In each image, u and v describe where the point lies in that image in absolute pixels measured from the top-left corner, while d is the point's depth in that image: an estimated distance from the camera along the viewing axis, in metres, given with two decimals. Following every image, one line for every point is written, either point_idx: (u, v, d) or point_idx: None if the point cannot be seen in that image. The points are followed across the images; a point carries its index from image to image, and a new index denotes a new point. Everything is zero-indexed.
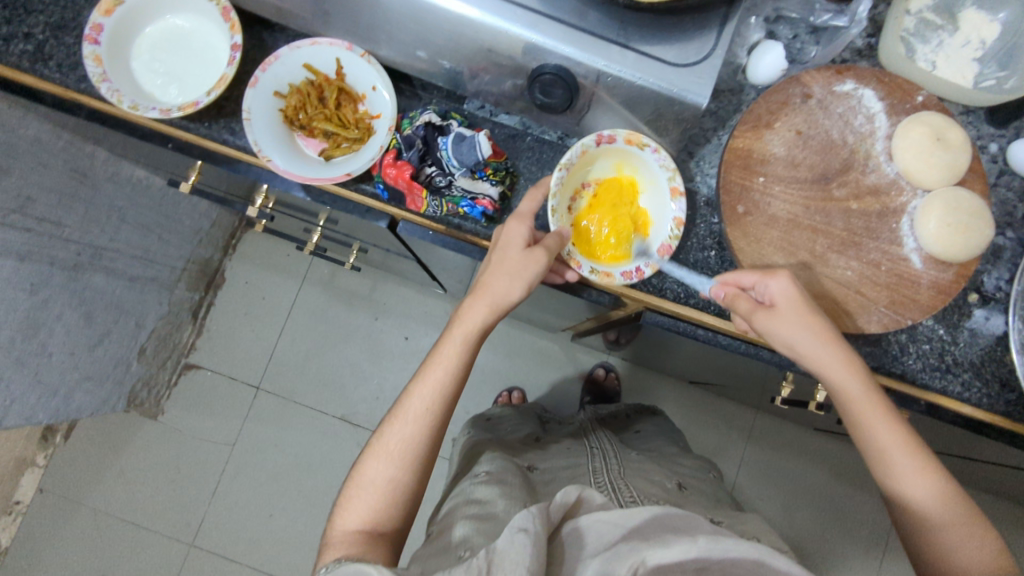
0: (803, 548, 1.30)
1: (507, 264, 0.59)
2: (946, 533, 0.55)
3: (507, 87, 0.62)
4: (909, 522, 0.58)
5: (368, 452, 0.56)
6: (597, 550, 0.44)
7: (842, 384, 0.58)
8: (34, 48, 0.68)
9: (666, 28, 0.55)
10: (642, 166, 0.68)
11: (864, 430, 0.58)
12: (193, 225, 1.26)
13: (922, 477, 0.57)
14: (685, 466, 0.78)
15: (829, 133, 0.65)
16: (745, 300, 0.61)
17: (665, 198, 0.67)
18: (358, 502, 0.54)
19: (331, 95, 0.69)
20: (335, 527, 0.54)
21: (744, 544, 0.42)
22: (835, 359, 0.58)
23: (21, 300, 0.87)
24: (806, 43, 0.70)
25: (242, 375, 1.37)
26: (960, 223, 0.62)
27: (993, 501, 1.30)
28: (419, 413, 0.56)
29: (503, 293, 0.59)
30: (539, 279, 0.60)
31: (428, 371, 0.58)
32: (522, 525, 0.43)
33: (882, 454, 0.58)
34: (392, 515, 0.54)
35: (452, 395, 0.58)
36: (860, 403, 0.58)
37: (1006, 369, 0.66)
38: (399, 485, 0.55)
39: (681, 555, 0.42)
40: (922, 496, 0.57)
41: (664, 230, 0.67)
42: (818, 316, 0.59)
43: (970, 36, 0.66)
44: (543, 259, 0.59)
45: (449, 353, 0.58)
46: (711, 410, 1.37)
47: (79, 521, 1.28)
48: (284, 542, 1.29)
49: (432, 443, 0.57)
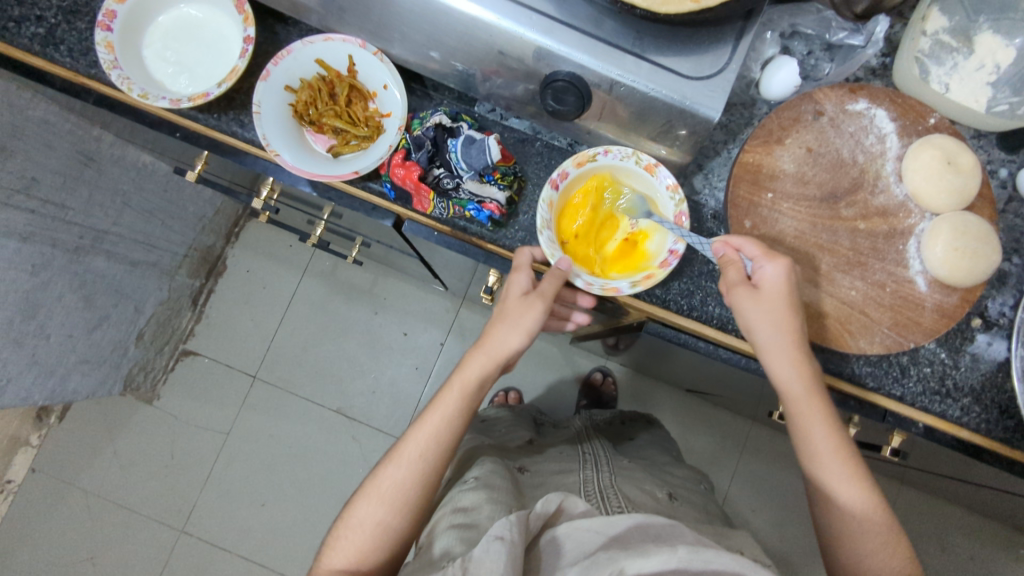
0: (792, 560, 1.31)
1: (509, 313, 0.59)
2: (862, 541, 0.57)
3: (519, 92, 0.62)
4: (830, 523, 0.59)
5: (361, 493, 0.56)
6: (576, 560, 0.44)
7: (791, 387, 0.58)
8: (45, 31, 0.68)
9: (681, 39, 0.55)
10: (612, 167, 0.66)
11: (803, 432, 0.59)
12: (196, 212, 1.26)
13: (850, 486, 0.58)
14: (677, 477, 0.78)
15: (840, 152, 0.65)
16: (738, 269, 0.60)
17: (648, 177, 0.66)
18: (347, 542, 0.55)
19: (342, 92, 0.68)
20: (323, 563, 0.55)
21: (725, 556, 0.41)
22: (789, 355, 0.58)
23: (21, 281, 0.87)
24: (820, 60, 0.69)
25: (240, 364, 1.36)
26: (967, 248, 0.61)
27: (982, 522, 1.30)
28: (411, 457, 0.56)
29: (501, 342, 0.58)
30: (539, 326, 0.59)
31: (425, 416, 0.58)
32: (499, 533, 0.44)
33: (815, 458, 0.59)
34: (378, 557, 0.55)
35: (447, 444, 0.57)
36: (807, 404, 0.58)
37: (1006, 396, 0.66)
38: (387, 528, 0.55)
39: (661, 565, 0.40)
40: (848, 502, 0.58)
41: (666, 203, 0.66)
42: (780, 312, 0.59)
43: (984, 60, 0.65)
44: (541, 305, 0.59)
45: (448, 403, 0.58)
46: (706, 418, 1.37)
47: (70, 502, 1.28)
48: (275, 533, 1.29)
49: (426, 491, 0.56)
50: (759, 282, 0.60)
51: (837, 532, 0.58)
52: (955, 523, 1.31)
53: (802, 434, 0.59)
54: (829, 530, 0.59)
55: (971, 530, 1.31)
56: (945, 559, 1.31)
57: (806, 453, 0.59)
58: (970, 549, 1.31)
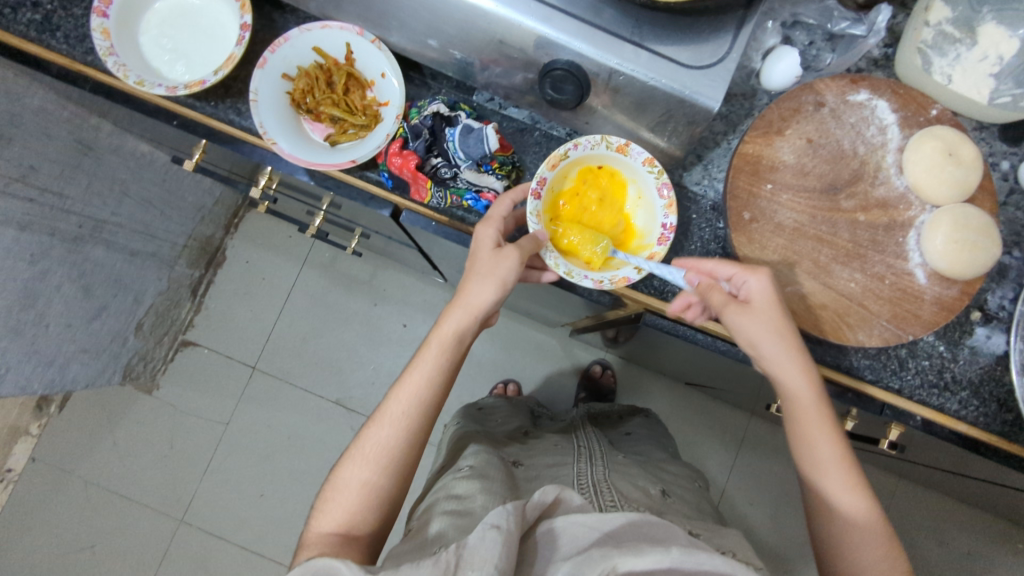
0: (788, 554, 1.31)
1: (479, 266, 0.59)
2: (865, 551, 0.57)
3: (518, 81, 0.62)
4: (830, 533, 0.59)
5: (347, 456, 0.56)
6: (570, 554, 0.44)
7: (801, 396, 0.59)
8: (41, 18, 0.68)
9: (681, 28, 0.54)
10: (586, 157, 0.65)
11: (807, 440, 0.59)
12: (195, 202, 1.25)
13: (849, 494, 0.58)
14: (672, 473, 0.78)
15: (840, 143, 0.65)
16: (720, 291, 0.60)
17: (623, 159, 0.65)
18: (335, 504, 0.54)
19: (339, 80, 0.68)
20: (311, 527, 0.54)
21: (718, 559, 0.41)
22: (795, 365, 0.59)
23: (20, 270, 0.87)
24: (821, 50, 0.68)
25: (239, 355, 1.36)
26: (967, 241, 0.61)
27: (980, 517, 1.30)
28: (396, 417, 0.56)
29: (476, 295, 0.58)
30: (513, 278, 0.59)
31: (408, 375, 0.58)
32: (495, 522, 0.43)
33: (820, 466, 0.59)
34: (368, 519, 0.54)
35: (431, 401, 0.57)
36: (811, 412, 0.59)
37: (1005, 389, 0.66)
38: (374, 488, 0.54)
39: (655, 564, 0.40)
40: (850, 509, 0.58)
41: (646, 179, 0.65)
42: (785, 321, 0.59)
43: (988, 51, 0.64)
44: (514, 254, 0.59)
45: (427, 359, 0.58)
46: (704, 411, 1.37)
47: (70, 491, 1.28)
48: (273, 523, 1.29)
49: (413, 449, 0.56)
50: (746, 297, 0.60)
51: (835, 542, 0.58)
52: (953, 519, 1.31)
53: (805, 443, 0.60)
54: (825, 540, 0.59)
55: (969, 525, 1.31)
56: (943, 554, 1.31)
57: (810, 461, 0.60)
58: (968, 543, 1.31)
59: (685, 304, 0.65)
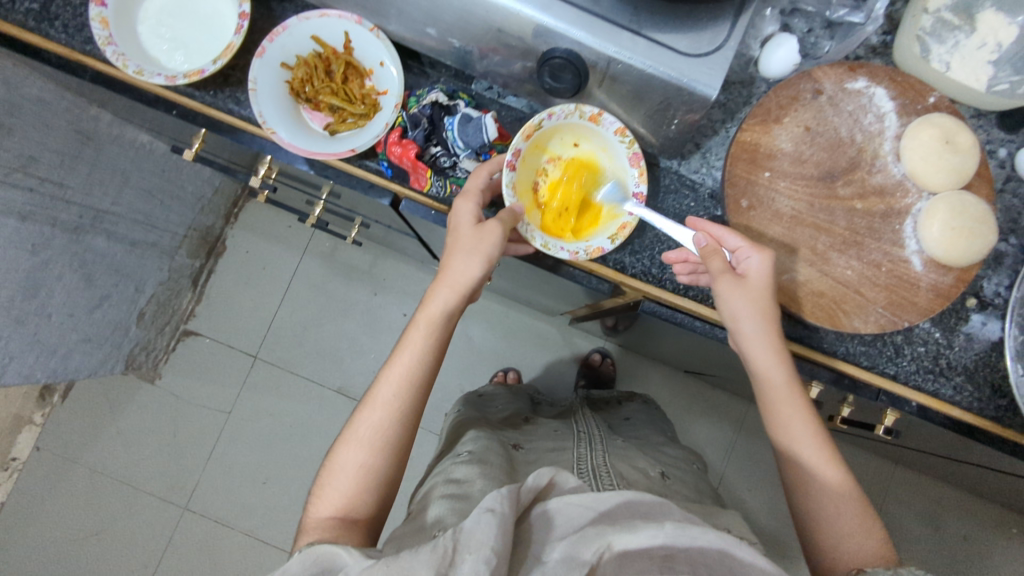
0: (785, 539, 1.32)
1: (462, 243, 0.59)
2: (841, 522, 0.57)
3: (516, 69, 0.62)
4: (810, 509, 0.59)
5: (341, 441, 0.57)
6: (565, 533, 0.44)
7: (771, 372, 0.60)
8: (40, 7, 0.68)
9: (680, 16, 0.54)
10: (560, 126, 0.66)
11: (783, 420, 0.60)
12: (195, 191, 1.26)
13: (824, 467, 0.59)
14: (670, 457, 0.79)
15: (838, 131, 0.65)
16: (722, 258, 0.60)
17: (595, 128, 0.66)
18: (331, 489, 0.55)
19: (338, 70, 0.68)
20: (309, 512, 0.55)
21: (710, 534, 0.42)
22: (767, 342, 0.60)
23: (21, 260, 0.87)
24: (820, 38, 0.68)
25: (241, 344, 1.37)
26: (963, 227, 0.62)
27: (976, 502, 1.31)
28: (387, 400, 0.57)
29: (460, 273, 0.59)
30: (496, 252, 0.60)
31: (396, 358, 0.59)
32: (490, 505, 0.43)
33: (795, 442, 0.60)
34: (366, 501, 0.55)
35: (420, 384, 0.58)
36: (785, 388, 0.60)
37: (999, 375, 0.67)
38: (370, 471, 0.55)
39: (648, 540, 0.42)
40: (825, 486, 0.58)
41: (618, 148, 0.66)
42: (760, 300, 0.60)
43: (986, 38, 0.64)
44: (494, 230, 0.59)
45: (415, 340, 0.59)
46: (703, 399, 1.38)
47: (73, 479, 1.29)
48: (275, 510, 1.30)
49: (405, 429, 0.57)
50: (744, 271, 0.61)
51: (814, 517, 0.58)
52: (950, 505, 1.32)
53: (784, 421, 0.60)
54: (804, 515, 0.59)
55: (966, 510, 1.32)
56: (939, 539, 1.32)
57: (786, 440, 0.61)
58: (964, 529, 1.32)
59: (683, 256, 0.67)
